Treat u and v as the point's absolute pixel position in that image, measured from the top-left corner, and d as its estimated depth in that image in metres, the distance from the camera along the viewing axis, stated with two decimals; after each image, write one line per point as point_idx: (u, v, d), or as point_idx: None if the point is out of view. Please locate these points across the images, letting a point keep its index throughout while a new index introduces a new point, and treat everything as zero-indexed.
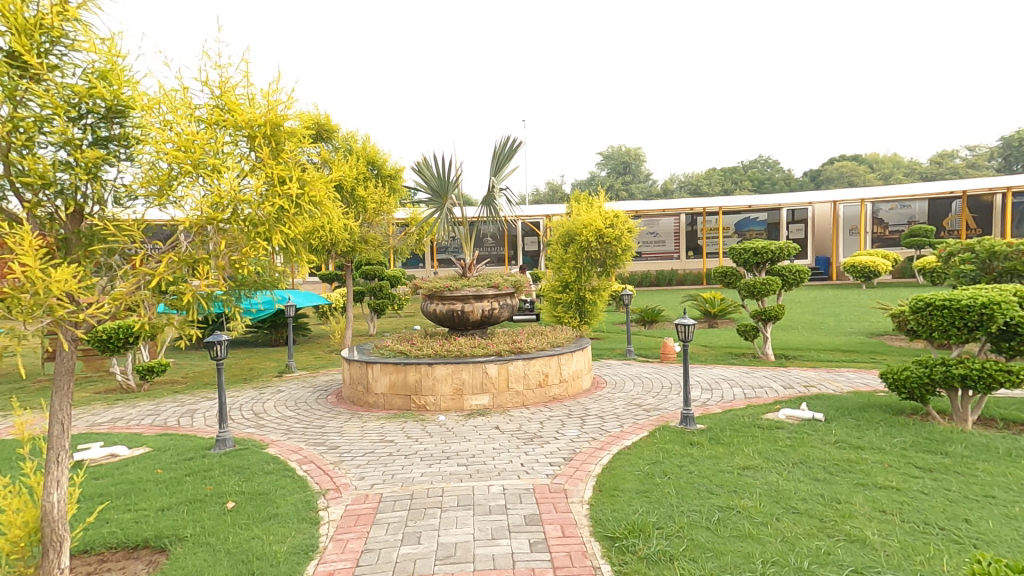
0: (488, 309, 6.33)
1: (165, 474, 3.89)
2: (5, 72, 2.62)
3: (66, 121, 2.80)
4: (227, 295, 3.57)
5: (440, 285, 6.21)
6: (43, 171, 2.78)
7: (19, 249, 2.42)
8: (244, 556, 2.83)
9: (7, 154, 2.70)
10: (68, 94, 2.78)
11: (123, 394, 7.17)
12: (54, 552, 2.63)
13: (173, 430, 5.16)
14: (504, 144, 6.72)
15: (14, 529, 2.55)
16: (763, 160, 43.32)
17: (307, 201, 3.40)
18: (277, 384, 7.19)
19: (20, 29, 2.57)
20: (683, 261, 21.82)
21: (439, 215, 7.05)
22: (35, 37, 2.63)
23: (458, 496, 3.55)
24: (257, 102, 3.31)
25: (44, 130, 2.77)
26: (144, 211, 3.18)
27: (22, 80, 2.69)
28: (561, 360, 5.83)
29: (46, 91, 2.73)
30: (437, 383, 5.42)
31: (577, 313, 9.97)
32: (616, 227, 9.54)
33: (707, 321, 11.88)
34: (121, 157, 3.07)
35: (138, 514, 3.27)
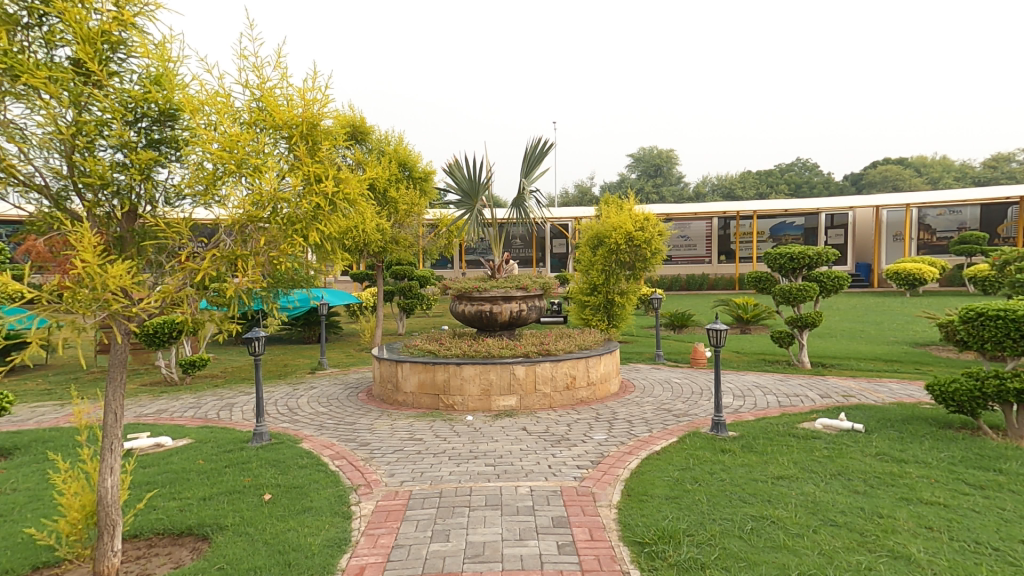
0: (516, 310, 6.35)
1: (206, 464, 4.05)
2: (70, 78, 2.79)
3: (123, 124, 2.97)
4: (266, 292, 3.70)
5: (469, 286, 6.26)
6: (103, 172, 2.94)
7: (79, 246, 2.61)
8: (282, 547, 2.96)
9: (71, 156, 2.89)
10: (126, 99, 2.96)
11: (167, 386, 7.47)
12: (108, 535, 2.75)
13: (213, 423, 5.35)
14: (535, 145, 6.70)
15: (73, 511, 2.72)
16: (802, 163, 42.09)
17: (342, 199, 3.56)
18: (310, 380, 7.37)
19: (85, 38, 2.73)
20: (715, 265, 21.46)
21: (470, 216, 7.08)
22: (98, 45, 2.79)
23: (486, 495, 3.57)
24: (295, 101, 3.44)
25: (104, 133, 2.94)
26: (190, 209, 3.39)
27: (85, 86, 2.86)
28: (589, 363, 5.80)
29: (107, 97, 2.90)
30: (465, 383, 5.47)
31: (605, 316, 9.92)
32: (647, 230, 9.40)
33: (740, 327, 11.65)
34: (171, 158, 3.25)
35: (182, 502, 3.41)
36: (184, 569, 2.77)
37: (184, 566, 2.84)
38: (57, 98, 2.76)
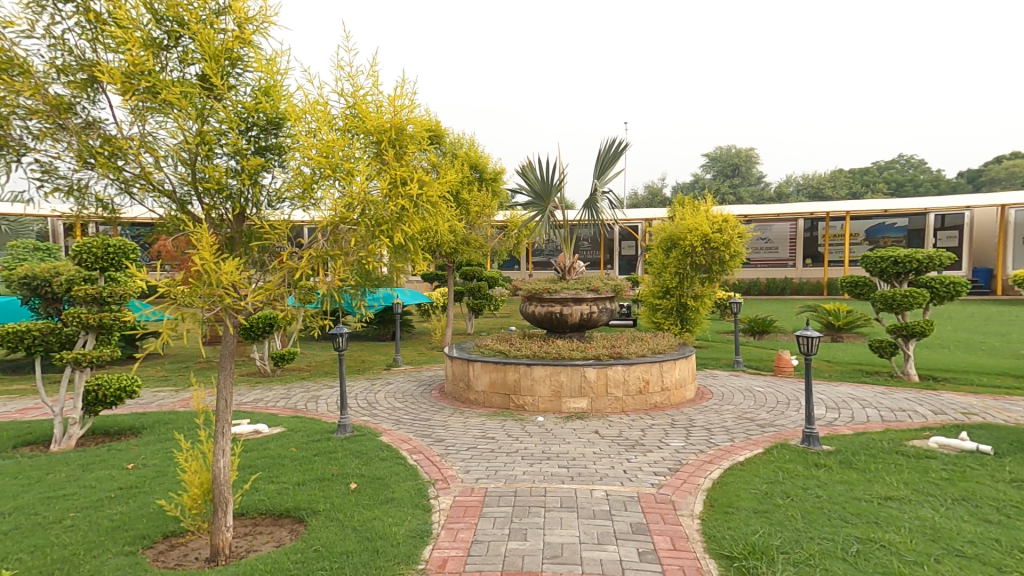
0: (587, 312, 6.31)
1: (298, 452, 4.31)
2: (198, 94, 3.26)
3: (237, 133, 3.38)
4: (354, 291, 3.93)
5: (540, 287, 6.30)
6: (219, 178, 3.33)
7: (199, 246, 2.86)
8: (369, 534, 3.10)
9: (194, 163, 3.33)
10: (241, 110, 3.36)
11: (261, 376, 8.09)
12: (222, 512, 2.97)
13: (302, 413, 5.72)
14: (610, 146, 6.63)
15: (194, 487, 3.04)
16: (906, 161, 39.17)
17: (424, 201, 3.72)
18: (387, 376, 7.70)
19: (212, 55, 3.19)
20: (799, 269, 20.39)
21: (541, 217, 7.10)
22: (222, 61, 3.25)
23: (561, 497, 3.56)
24: (384, 107, 3.60)
25: (222, 141, 3.35)
26: (289, 212, 3.74)
27: (208, 99, 3.32)
28: (663, 367, 5.65)
29: (225, 109, 3.32)
30: (536, 384, 5.49)
31: (678, 320, 9.69)
32: (725, 232, 9.04)
33: (830, 334, 10.97)
34: (275, 163, 3.61)
35: (280, 486, 3.66)
36: (286, 549, 2.98)
37: (285, 546, 3.04)
38: (186, 111, 3.24)
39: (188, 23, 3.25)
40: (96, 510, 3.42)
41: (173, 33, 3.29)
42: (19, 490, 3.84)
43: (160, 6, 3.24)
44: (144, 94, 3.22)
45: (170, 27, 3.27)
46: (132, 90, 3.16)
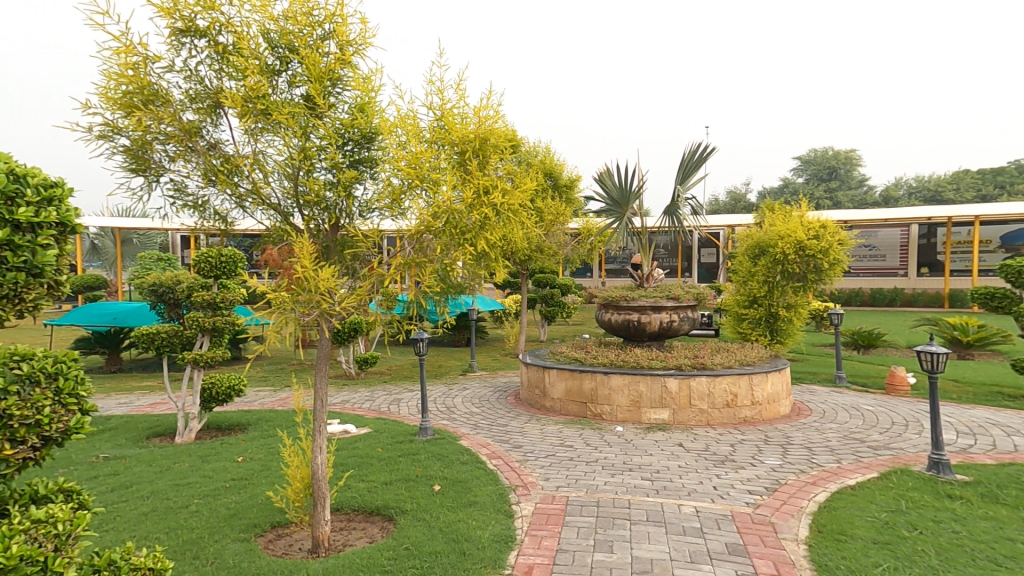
0: (667, 321, 6.09)
1: (385, 452, 4.49)
2: (303, 114, 3.77)
3: (335, 148, 3.85)
4: (438, 297, 4.15)
5: (617, 295, 6.19)
6: (318, 190, 3.85)
7: (300, 254, 3.16)
8: (455, 536, 3.15)
9: (298, 177, 3.85)
10: (339, 126, 3.82)
11: (347, 378, 8.59)
12: (320, 506, 3.16)
13: (386, 415, 5.96)
14: (693, 151, 6.40)
15: (296, 482, 3.42)
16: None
17: (505, 209, 3.82)
18: (463, 381, 7.88)
19: (316, 77, 3.69)
20: (913, 279, 18.85)
21: (619, 225, 6.97)
22: (324, 81, 3.74)
23: (646, 510, 3.41)
24: (470, 118, 3.77)
25: (321, 155, 3.83)
26: (378, 222, 4.14)
27: (311, 118, 3.82)
28: (752, 381, 5.32)
29: (326, 125, 3.80)
30: (613, 393, 5.37)
31: (767, 331, 9.22)
32: (823, 239, 8.37)
33: (956, 351, 9.91)
34: (367, 175, 4.04)
35: (370, 485, 3.85)
36: (378, 546, 3.10)
37: (377, 543, 3.16)
38: (293, 129, 3.76)
39: (298, 49, 3.79)
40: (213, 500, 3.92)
41: (285, 59, 3.86)
42: (150, 481, 4.36)
43: (275, 35, 3.80)
44: (258, 114, 3.80)
45: (281, 55, 3.84)
46: (248, 112, 3.76)
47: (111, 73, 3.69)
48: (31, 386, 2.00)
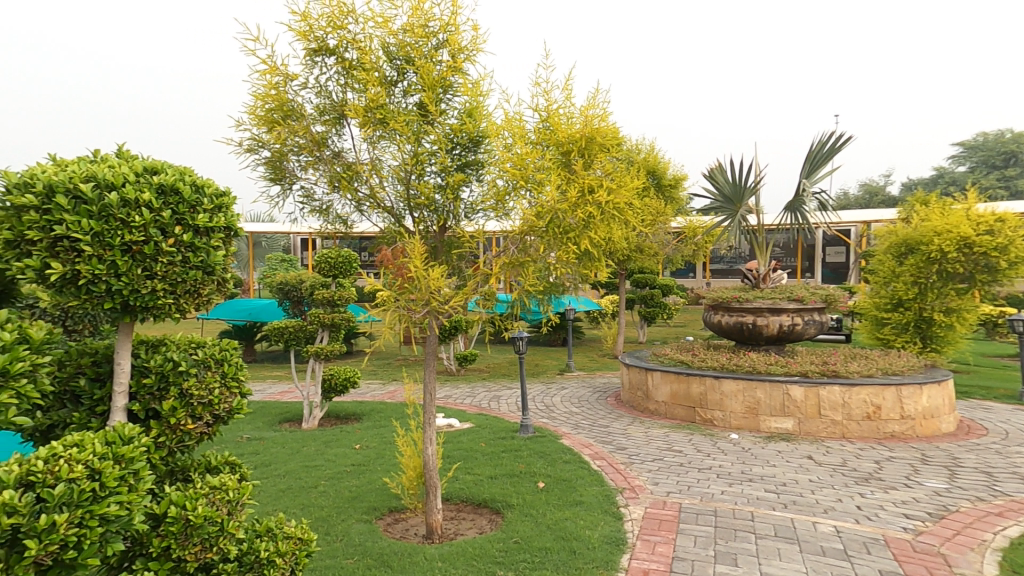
0: (787, 325, 6.27)
1: (487, 447, 4.62)
2: (416, 122, 4.15)
3: (444, 152, 4.20)
4: (543, 297, 4.31)
5: (729, 297, 6.40)
6: (429, 193, 4.33)
7: (413, 255, 4.09)
8: (564, 534, 3.11)
9: (411, 182, 4.34)
10: (448, 132, 4.17)
11: (447, 374, 8.98)
12: (432, 496, 3.30)
13: (487, 411, 6.08)
14: (823, 144, 6.00)
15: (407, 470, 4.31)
16: None
17: (611, 208, 3.82)
18: (561, 382, 8.05)
19: (429, 85, 4.04)
20: None
21: (730, 223, 6.91)
22: (436, 90, 4.08)
23: (775, 525, 3.11)
24: (575, 118, 3.82)
25: (431, 161, 4.22)
26: (482, 223, 4.51)
27: (423, 125, 4.20)
28: (898, 393, 5.32)
29: (437, 132, 4.17)
30: (725, 399, 5.63)
31: (918, 337, 9.27)
32: (1000, 234, 8.33)
33: None
34: (472, 177, 4.37)
35: (475, 479, 4.01)
36: (489, 537, 3.19)
37: (488, 535, 3.24)
38: (407, 136, 4.16)
39: (414, 59, 4.12)
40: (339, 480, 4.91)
41: (401, 70, 4.22)
42: (289, 461, 5.38)
43: (394, 49, 4.17)
44: (376, 123, 4.21)
45: (398, 67, 4.20)
46: (369, 121, 4.19)
47: (258, 92, 4.36)
48: (204, 370, 2.86)
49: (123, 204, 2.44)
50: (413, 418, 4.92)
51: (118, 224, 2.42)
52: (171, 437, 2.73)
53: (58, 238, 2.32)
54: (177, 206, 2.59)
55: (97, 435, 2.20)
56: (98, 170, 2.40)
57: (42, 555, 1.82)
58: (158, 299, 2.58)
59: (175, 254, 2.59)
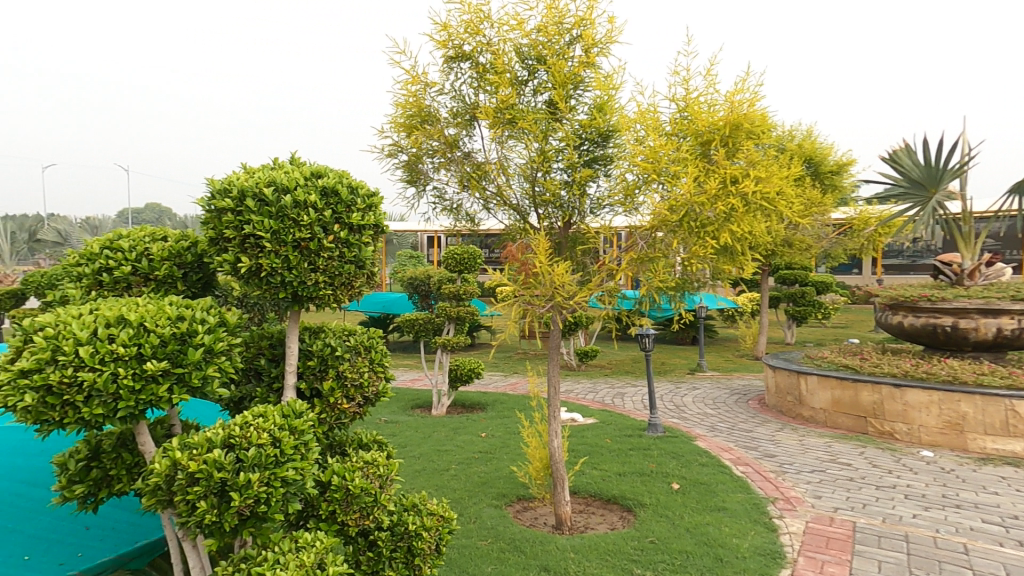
0: (1001, 330, 6.79)
1: (614, 445, 5.04)
2: (544, 121, 4.27)
3: (572, 149, 4.28)
4: (674, 294, 4.08)
5: (920, 301, 7.14)
6: (554, 189, 4.40)
7: (538, 250, 4.23)
8: (707, 538, 3.37)
9: (536, 179, 4.43)
10: (579, 130, 4.25)
11: (568, 368, 9.49)
12: (558, 487, 3.83)
13: (609, 410, 6.38)
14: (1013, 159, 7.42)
15: (537, 462, 4.66)
16: None
17: (758, 198, 3.56)
18: (695, 381, 9.65)
19: (560, 83, 4.14)
20: None
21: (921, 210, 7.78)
22: (567, 86, 4.18)
23: (987, 564, 3.20)
24: (719, 105, 3.61)
25: (558, 157, 4.33)
26: (610, 218, 4.51)
27: (551, 123, 4.31)
28: None
29: (565, 129, 4.28)
30: (918, 414, 6.27)
31: None
32: None
33: None
34: (600, 172, 4.40)
35: (604, 474, 4.45)
36: (623, 534, 3.58)
37: (622, 532, 3.62)
38: (535, 135, 4.29)
39: (546, 58, 4.25)
40: (467, 466, 5.42)
41: (532, 69, 4.36)
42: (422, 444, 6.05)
43: (526, 49, 4.31)
44: (504, 124, 4.41)
45: (529, 67, 4.34)
46: (498, 122, 4.41)
47: (402, 102, 4.88)
48: (355, 354, 3.59)
49: (295, 205, 3.03)
50: (538, 411, 5.12)
51: (291, 223, 3.00)
52: (330, 413, 3.48)
53: (246, 235, 2.98)
54: (336, 205, 3.14)
55: (277, 410, 2.98)
56: (274, 177, 3.05)
57: (241, 506, 2.62)
58: (320, 289, 3.15)
59: (333, 249, 3.12)
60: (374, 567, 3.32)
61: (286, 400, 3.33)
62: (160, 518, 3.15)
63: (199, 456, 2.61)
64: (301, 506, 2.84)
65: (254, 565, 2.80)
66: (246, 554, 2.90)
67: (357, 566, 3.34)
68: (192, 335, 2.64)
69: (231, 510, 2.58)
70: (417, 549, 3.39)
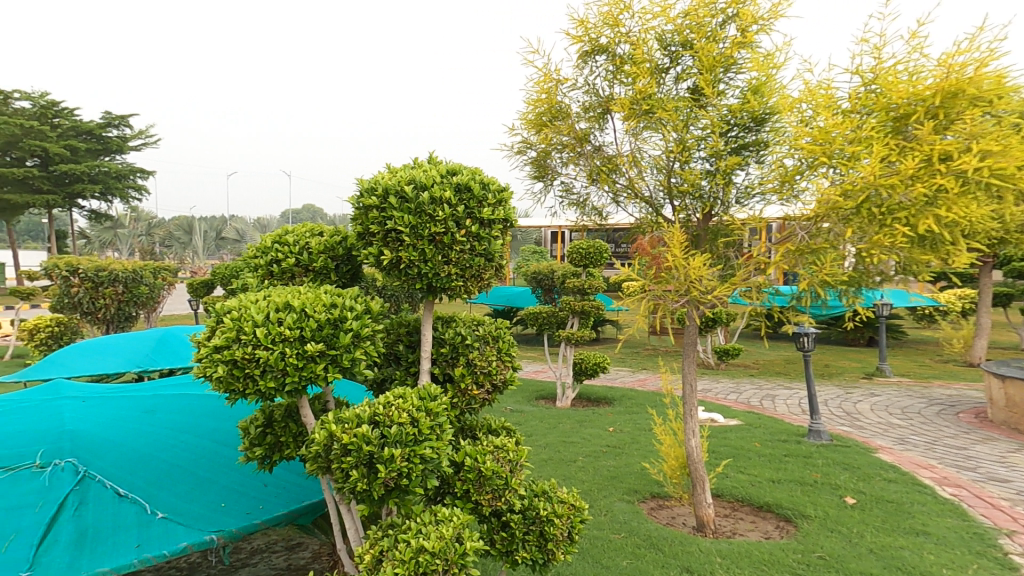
0: None
1: (761, 451, 5.56)
2: (687, 108, 4.17)
3: (717, 136, 4.11)
4: (844, 288, 3.78)
5: None
6: (694, 179, 4.24)
7: (673, 242, 4.13)
8: (893, 558, 3.56)
9: (677, 170, 4.32)
10: (726, 114, 4.06)
11: (708, 366, 10.97)
12: (700, 488, 4.15)
13: (773, 411, 7.57)
14: None
15: (673, 460, 4.55)
16: None
17: (981, 176, 3.05)
18: (871, 387, 9.91)
19: (707, 67, 4.00)
20: None
21: None
22: (714, 70, 4.02)
23: None
24: (924, 73, 3.27)
25: (700, 146, 4.19)
26: (760, 208, 4.21)
27: (694, 109, 4.19)
28: None
29: (710, 115, 4.11)
30: None
31: None
32: None
33: None
34: (751, 159, 4.17)
35: (753, 478, 4.87)
36: (783, 545, 3.78)
37: (783, 542, 3.82)
38: (673, 124, 4.19)
39: (692, 43, 4.11)
40: (593, 460, 5.55)
41: (675, 56, 4.25)
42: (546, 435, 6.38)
43: (669, 35, 4.21)
44: (640, 114, 4.39)
45: (672, 54, 4.23)
46: (634, 113, 4.38)
47: (534, 100, 5.07)
48: (481, 342, 4.07)
49: (431, 202, 3.54)
50: (671, 408, 4.92)
51: (428, 219, 3.52)
52: (461, 397, 4.00)
53: (389, 230, 3.53)
54: (467, 205, 3.62)
55: (415, 392, 3.49)
56: (416, 176, 3.58)
57: (387, 478, 3.13)
58: (454, 280, 3.65)
59: (465, 241, 3.60)
60: (508, 547, 3.60)
61: (421, 382, 3.91)
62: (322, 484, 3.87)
63: (351, 429, 3.18)
64: (437, 482, 3.29)
65: (401, 532, 3.25)
66: (393, 520, 3.46)
67: (493, 544, 3.66)
68: (341, 322, 3.35)
69: (379, 481, 3.10)
70: (548, 536, 3.61)
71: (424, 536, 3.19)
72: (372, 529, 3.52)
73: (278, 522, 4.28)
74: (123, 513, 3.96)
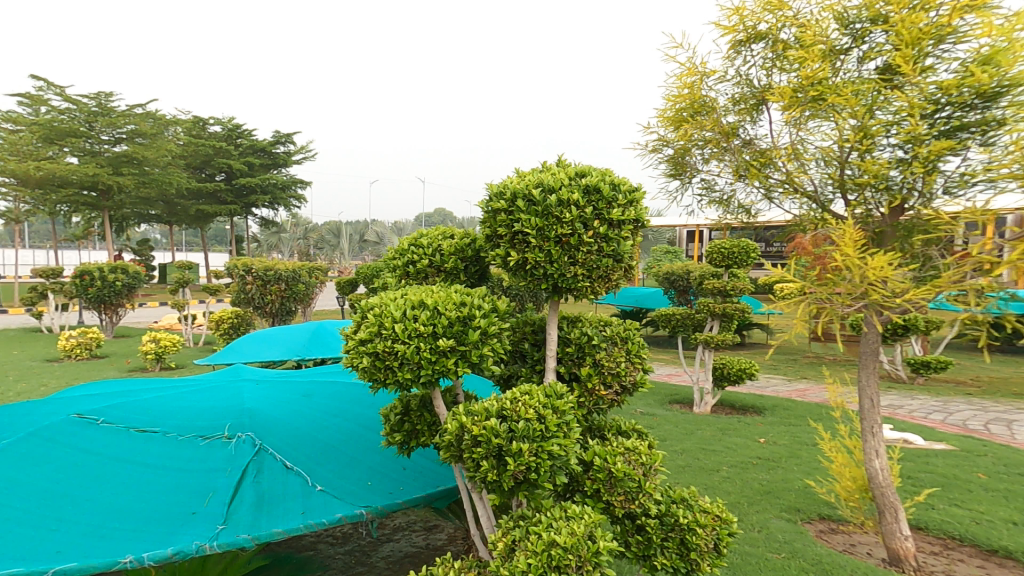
0: None
1: (975, 481, 6.00)
2: (877, 91, 3.84)
3: (913, 120, 3.68)
4: None
5: None
6: (879, 169, 3.84)
7: (844, 242, 3.73)
8: None
9: (860, 159, 3.93)
10: (939, 90, 3.73)
11: (901, 380, 11.61)
12: (891, 517, 3.94)
13: (995, 437, 7.99)
14: None
15: (849, 481, 4.26)
16: None
17: None
18: None
19: (909, 42, 3.64)
20: None
21: None
22: (915, 46, 3.64)
23: None
24: None
25: (889, 132, 3.80)
26: (986, 194, 3.79)
27: (884, 92, 3.83)
28: None
29: (901, 98, 3.74)
30: None
31: None
32: None
33: None
34: (977, 140, 3.81)
35: (965, 510, 5.29)
36: None
37: None
38: (853, 111, 3.87)
39: (893, 19, 3.80)
40: (739, 472, 5.39)
41: (866, 33, 3.97)
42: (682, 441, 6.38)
43: (858, 13, 3.97)
44: (804, 102, 4.11)
45: (857, 32, 3.99)
46: (797, 102, 4.12)
47: (676, 97, 5.02)
48: (611, 345, 4.39)
49: (558, 202, 3.73)
50: (841, 422, 4.41)
51: (554, 221, 3.71)
52: (589, 398, 4.30)
53: (515, 233, 3.82)
54: (596, 205, 3.80)
55: (541, 389, 3.80)
56: (543, 181, 3.84)
57: (515, 471, 3.43)
58: (579, 283, 3.83)
59: (594, 243, 3.79)
60: (645, 551, 3.79)
61: (547, 380, 4.23)
62: (454, 469, 4.33)
63: (480, 422, 3.56)
64: (564, 478, 3.61)
65: (532, 524, 3.52)
66: (522, 513, 3.69)
67: (628, 547, 3.85)
68: (469, 321, 3.89)
69: (507, 473, 3.45)
70: (691, 543, 3.71)
71: (555, 531, 3.38)
72: (503, 518, 3.74)
73: (416, 505, 4.83)
74: (289, 483, 4.71)
